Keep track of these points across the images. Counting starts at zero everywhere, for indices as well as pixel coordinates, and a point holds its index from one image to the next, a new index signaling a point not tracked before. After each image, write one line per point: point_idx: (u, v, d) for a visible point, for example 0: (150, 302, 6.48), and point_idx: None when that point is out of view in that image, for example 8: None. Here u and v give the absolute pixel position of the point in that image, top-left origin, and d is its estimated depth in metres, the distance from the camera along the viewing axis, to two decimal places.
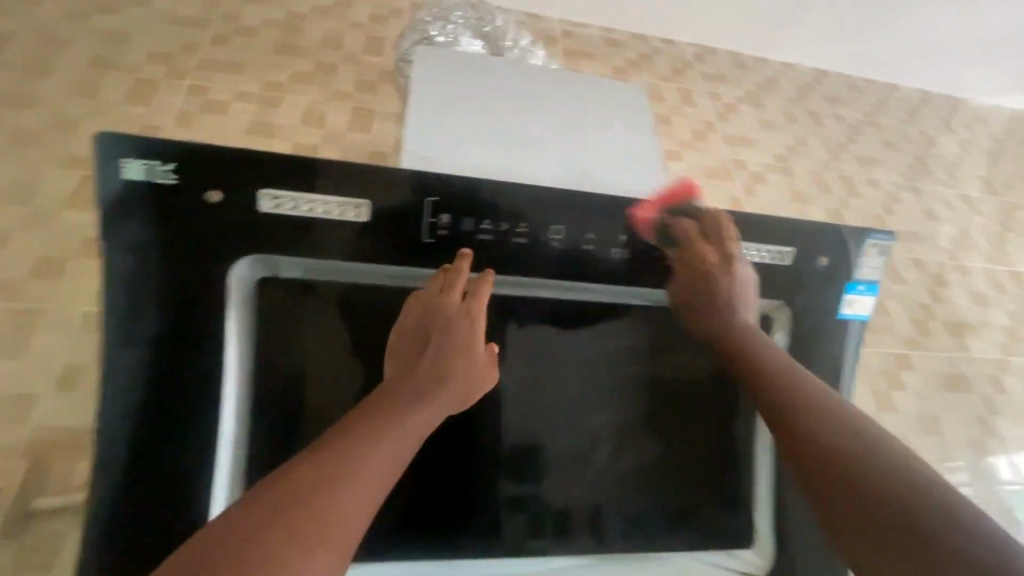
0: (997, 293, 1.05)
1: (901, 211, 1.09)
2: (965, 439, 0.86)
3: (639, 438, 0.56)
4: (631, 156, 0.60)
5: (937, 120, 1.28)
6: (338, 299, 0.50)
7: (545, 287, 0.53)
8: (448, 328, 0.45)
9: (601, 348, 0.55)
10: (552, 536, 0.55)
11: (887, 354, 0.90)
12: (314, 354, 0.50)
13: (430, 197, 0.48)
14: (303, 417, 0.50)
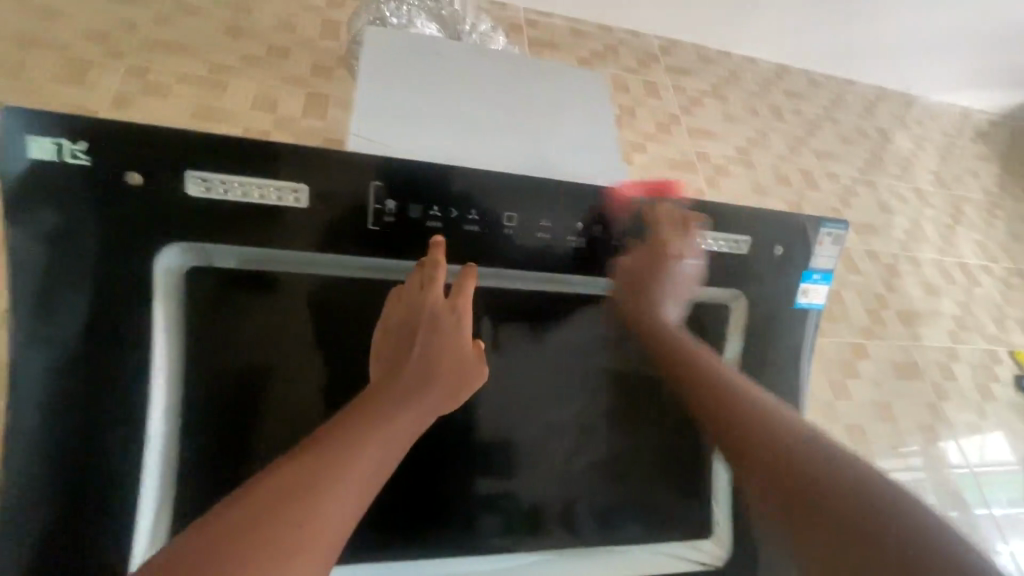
0: (946, 283, 1.09)
1: (858, 204, 1.12)
2: (915, 424, 0.88)
3: (601, 431, 0.55)
4: (584, 153, 0.58)
5: (891, 116, 1.32)
6: (298, 293, 0.47)
7: (497, 279, 0.51)
8: (435, 328, 0.45)
9: (576, 343, 0.54)
10: (523, 532, 0.54)
11: (843, 343, 0.92)
12: (267, 352, 0.47)
13: (376, 181, 0.46)
14: (254, 420, 0.47)
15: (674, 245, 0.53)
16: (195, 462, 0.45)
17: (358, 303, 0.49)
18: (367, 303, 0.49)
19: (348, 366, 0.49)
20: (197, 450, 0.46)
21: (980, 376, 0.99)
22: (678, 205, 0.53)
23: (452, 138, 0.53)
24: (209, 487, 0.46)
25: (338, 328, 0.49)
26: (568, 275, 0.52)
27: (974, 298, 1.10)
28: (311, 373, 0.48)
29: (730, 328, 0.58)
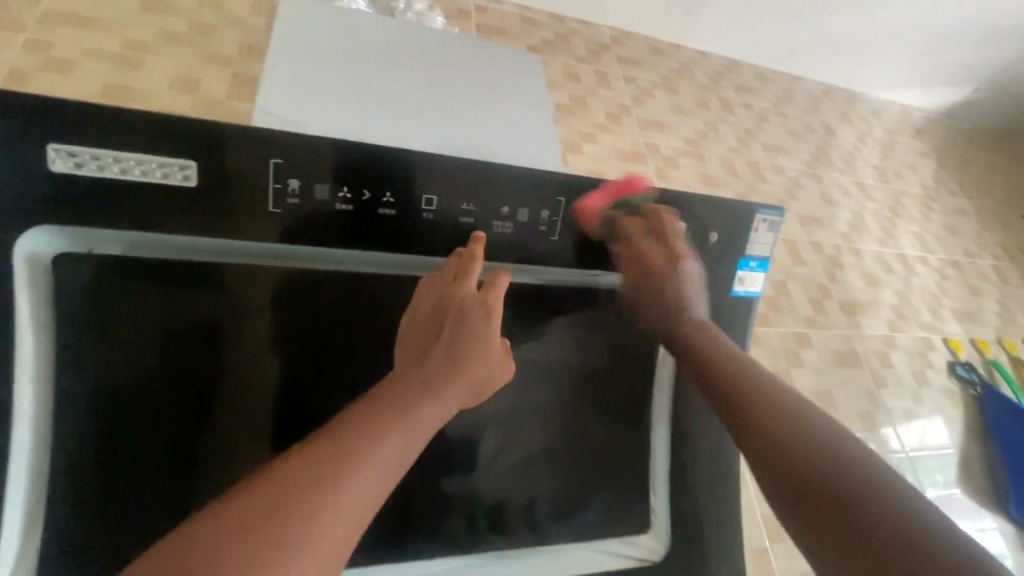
0: (886, 274, 1.12)
1: (803, 196, 1.14)
2: (856, 412, 0.90)
3: (546, 422, 0.55)
4: (509, 130, 0.57)
5: (836, 113, 1.35)
6: (255, 286, 0.47)
7: (428, 266, 0.51)
8: (462, 319, 0.44)
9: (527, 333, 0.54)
10: (488, 531, 0.52)
11: (787, 333, 0.92)
12: (218, 347, 0.46)
13: (273, 159, 0.44)
14: (197, 418, 0.45)
15: (606, 232, 0.53)
16: (124, 460, 0.43)
17: (314, 296, 0.49)
18: (309, 299, 0.49)
19: (303, 361, 0.49)
20: (136, 448, 0.44)
21: (916, 363, 1.02)
22: (601, 186, 0.53)
23: (372, 116, 0.51)
24: (130, 487, 0.43)
25: (294, 322, 0.49)
26: (546, 266, 0.53)
27: (912, 288, 1.14)
28: (238, 372, 0.47)
29: None
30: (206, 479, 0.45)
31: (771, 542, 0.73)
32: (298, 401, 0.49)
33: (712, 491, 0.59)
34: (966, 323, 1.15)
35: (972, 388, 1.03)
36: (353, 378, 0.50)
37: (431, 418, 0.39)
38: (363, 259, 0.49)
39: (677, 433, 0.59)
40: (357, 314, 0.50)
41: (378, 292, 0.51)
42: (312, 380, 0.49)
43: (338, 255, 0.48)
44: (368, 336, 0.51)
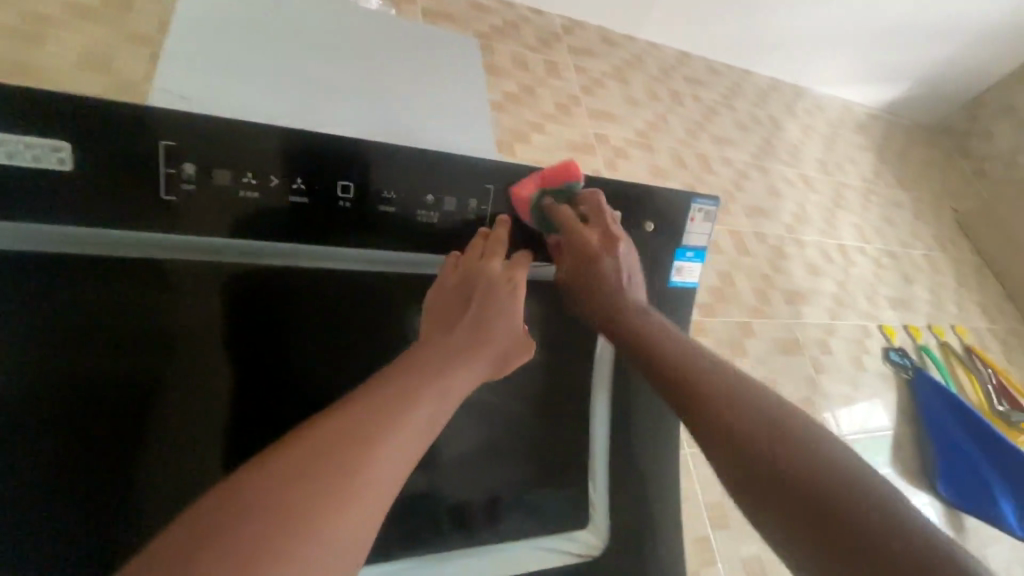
0: (827, 264, 1.16)
1: (749, 188, 1.16)
2: (795, 398, 0.93)
3: (488, 416, 0.53)
4: (426, 111, 0.58)
5: (782, 106, 1.37)
6: (189, 279, 0.44)
7: (369, 258, 0.49)
8: (490, 297, 0.46)
9: None
10: (449, 530, 0.51)
11: (732, 322, 0.94)
12: (151, 347, 0.42)
13: (165, 142, 0.41)
14: (146, 424, 0.41)
15: (536, 222, 0.53)
16: (65, 470, 0.39)
17: (256, 288, 0.46)
18: (263, 298, 0.46)
19: (248, 357, 0.45)
20: (66, 462, 0.39)
21: (854, 349, 1.06)
22: (533, 175, 0.52)
23: (279, 96, 0.51)
24: (59, 501, 0.39)
25: (237, 315, 0.45)
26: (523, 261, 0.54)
27: (851, 277, 1.18)
28: (205, 370, 0.44)
29: None
30: (154, 491, 0.41)
31: (713, 530, 0.74)
32: (249, 398, 0.45)
33: (651, 483, 0.59)
34: (900, 310, 1.20)
35: (904, 372, 1.09)
36: (306, 372, 0.47)
37: (439, 397, 0.38)
38: (294, 249, 0.47)
39: (615, 426, 0.58)
40: (302, 305, 0.47)
41: (321, 283, 0.48)
42: (263, 375, 0.45)
43: (264, 245, 0.46)
44: (316, 328, 0.48)
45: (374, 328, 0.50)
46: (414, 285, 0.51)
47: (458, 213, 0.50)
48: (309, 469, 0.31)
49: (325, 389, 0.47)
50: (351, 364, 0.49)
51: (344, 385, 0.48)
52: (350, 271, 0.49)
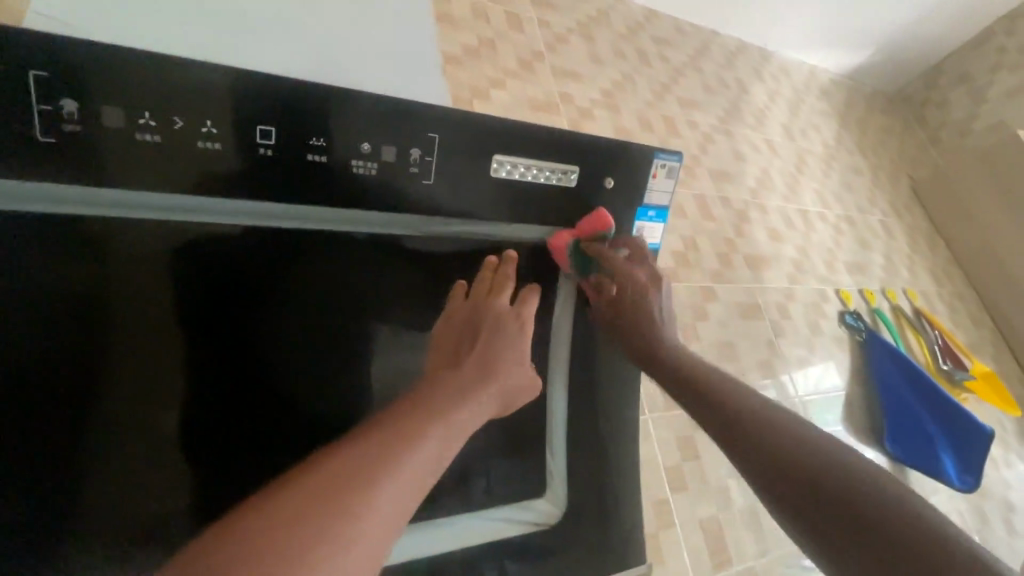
0: (788, 229, 1.16)
1: (714, 152, 1.14)
2: (754, 361, 0.94)
3: None
4: (353, 48, 0.54)
5: (749, 69, 1.35)
6: (139, 253, 0.39)
7: (328, 219, 0.44)
8: (499, 328, 0.49)
9: (425, 295, 0.49)
10: None
11: (694, 287, 0.93)
12: (105, 333, 0.38)
13: (36, 72, 0.34)
14: (128, 408, 0.39)
15: (491, 176, 0.47)
16: (37, 447, 0.36)
17: (220, 265, 0.41)
18: (246, 280, 0.42)
19: (217, 344, 0.41)
20: (41, 439, 0.36)
21: (812, 313, 1.08)
22: (488, 123, 0.46)
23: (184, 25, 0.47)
24: (22, 479, 0.36)
25: (204, 299, 0.41)
26: (481, 220, 0.49)
27: (812, 242, 1.19)
28: (189, 357, 0.40)
29: (562, 280, 0.55)
30: (122, 480, 0.39)
31: (672, 492, 0.75)
32: (221, 391, 0.42)
33: (609, 447, 0.58)
34: (856, 274, 1.23)
35: (857, 334, 1.11)
36: (292, 372, 0.44)
37: (442, 435, 0.38)
38: (243, 214, 0.41)
39: (573, 394, 0.57)
40: (272, 284, 0.43)
41: (288, 255, 0.43)
42: (236, 366, 0.42)
43: (199, 207, 0.40)
44: (290, 311, 0.44)
45: (347, 305, 0.46)
46: (380, 250, 0.46)
47: (398, 167, 0.45)
48: (324, 503, 0.31)
49: (302, 378, 0.45)
50: (313, 347, 0.45)
51: (320, 369, 0.45)
52: (302, 233, 0.43)
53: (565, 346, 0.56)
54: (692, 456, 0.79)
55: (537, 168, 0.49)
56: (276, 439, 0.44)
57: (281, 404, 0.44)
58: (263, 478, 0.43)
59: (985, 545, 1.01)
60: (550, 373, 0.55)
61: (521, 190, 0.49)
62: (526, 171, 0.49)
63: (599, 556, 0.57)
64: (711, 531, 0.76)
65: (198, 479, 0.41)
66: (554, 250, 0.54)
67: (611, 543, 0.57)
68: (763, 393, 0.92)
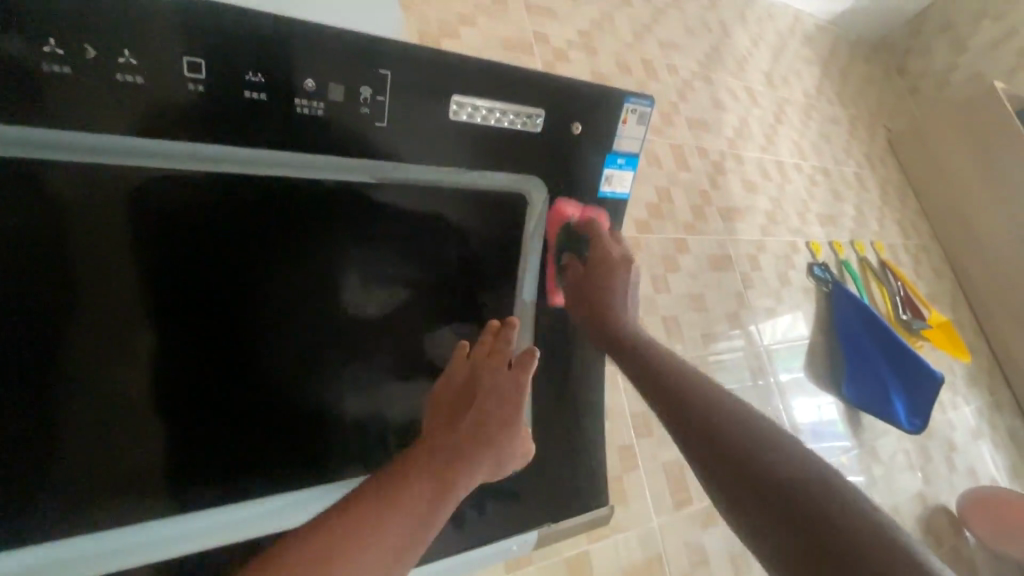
0: (763, 181, 1.16)
1: (694, 99, 1.11)
2: (723, 311, 0.95)
3: (405, 338, 0.50)
4: None
5: (734, 11, 1.30)
6: (115, 229, 0.37)
7: (297, 168, 0.41)
8: (490, 395, 0.47)
9: (397, 256, 0.48)
10: (360, 455, 0.49)
11: (667, 239, 0.93)
12: (90, 317, 0.37)
13: None
14: (112, 373, 0.38)
15: (450, 119, 0.45)
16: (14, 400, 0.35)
17: (211, 248, 0.40)
18: (232, 256, 0.41)
19: (205, 330, 0.40)
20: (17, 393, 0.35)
21: (782, 265, 1.09)
22: (445, 60, 0.43)
23: None
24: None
25: (195, 289, 0.39)
26: (450, 166, 0.47)
27: (786, 194, 1.19)
28: (175, 331, 0.39)
29: (528, 229, 0.53)
30: (101, 438, 0.38)
31: (637, 438, 0.78)
32: (209, 375, 0.41)
33: (574, 397, 0.59)
34: (828, 226, 1.24)
35: (824, 285, 1.13)
36: (279, 351, 0.44)
37: (441, 496, 0.42)
38: (221, 183, 0.39)
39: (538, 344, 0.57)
40: (259, 266, 0.42)
41: (276, 238, 0.42)
42: (225, 357, 0.41)
43: (172, 171, 0.38)
44: (278, 289, 0.43)
45: (329, 283, 0.45)
46: (349, 205, 0.44)
47: (347, 108, 0.41)
48: None
49: (289, 355, 0.44)
50: (297, 320, 0.44)
51: (304, 355, 0.45)
52: (274, 194, 0.41)
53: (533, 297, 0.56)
54: None
55: (500, 110, 0.46)
56: (261, 413, 0.44)
57: (267, 382, 0.43)
58: (246, 446, 0.43)
59: (926, 480, 1.09)
60: (512, 317, 0.55)
61: (483, 135, 0.46)
62: (489, 114, 0.46)
63: (561, 498, 0.59)
64: (673, 475, 0.79)
65: (184, 447, 0.41)
66: (521, 199, 0.51)
67: (573, 486, 0.60)
68: (731, 342, 0.94)
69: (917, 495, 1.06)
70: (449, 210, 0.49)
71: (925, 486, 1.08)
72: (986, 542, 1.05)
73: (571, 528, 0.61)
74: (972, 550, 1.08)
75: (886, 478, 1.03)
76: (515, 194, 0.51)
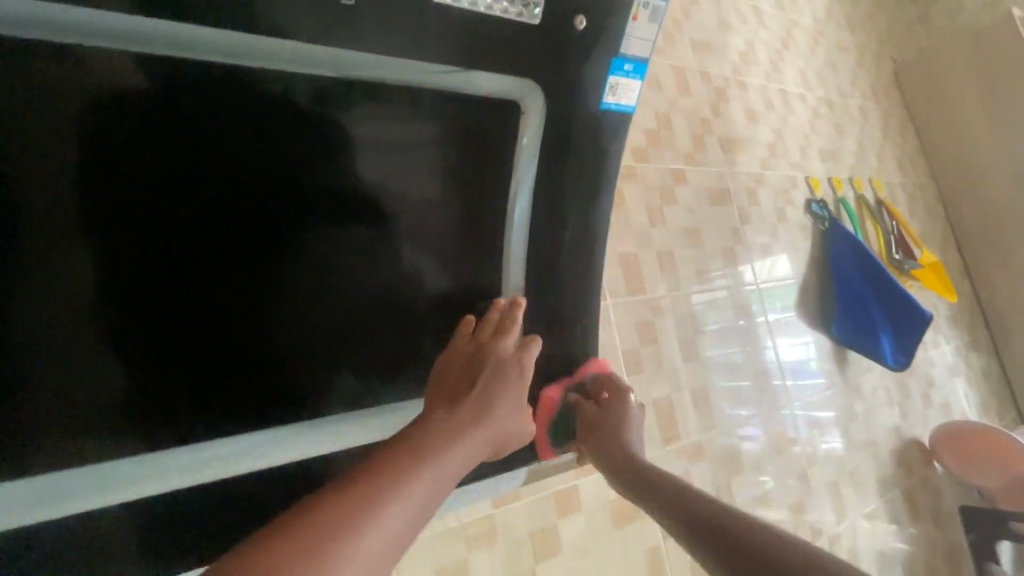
0: (765, 110, 1.09)
1: (699, 16, 1.01)
2: (718, 247, 0.92)
3: (388, 266, 0.45)
4: None
5: None
6: (77, 180, 0.32)
7: (256, 59, 0.35)
8: (500, 376, 0.45)
9: (384, 184, 0.43)
10: (342, 394, 0.45)
11: (665, 169, 0.87)
12: (69, 302, 0.33)
13: None
14: (97, 352, 0.34)
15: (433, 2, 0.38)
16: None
17: (202, 226, 0.36)
18: (223, 231, 0.37)
19: (200, 310, 0.37)
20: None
21: (780, 200, 1.05)
22: None
23: None
24: None
25: (189, 273, 0.36)
26: (437, 63, 0.40)
27: (788, 125, 1.13)
28: (165, 306, 0.36)
29: (519, 144, 0.47)
30: (71, 402, 0.34)
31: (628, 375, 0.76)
32: (201, 350, 0.38)
33: (565, 332, 0.57)
34: (828, 161, 1.19)
35: (820, 223, 1.09)
36: (273, 314, 0.40)
37: (438, 470, 0.36)
38: (199, 143, 0.35)
39: (531, 273, 0.53)
40: (250, 236, 0.38)
41: (268, 202, 0.38)
42: (220, 334, 0.38)
43: (144, 131, 0.33)
44: (270, 254, 0.39)
45: (323, 246, 0.41)
46: (325, 126, 0.39)
47: None
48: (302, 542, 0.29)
49: (284, 321, 0.41)
50: (289, 275, 0.40)
51: (308, 319, 0.42)
52: (256, 135, 0.37)
53: (526, 222, 0.51)
54: (651, 341, 0.80)
55: None
56: (252, 374, 0.40)
57: (259, 346, 0.40)
58: (231, 398, 0.39)
59: (902, 415, 1.12)
60: (504, 243, 0.51)
61: (471, 23, 0.40)
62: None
63: (551, 430, 0.58)
64: (662, 411, 0.79)
65: (171, 409, 0.37)
66: (511, 107, 0.46)
67: (562, 419, 0.59)
68: (719, 281, 0.91)
69: (894, 429, 1.09)
70: (435, 123, 0.43)
71: (901, 421, 1.11)
72: (955, 473, 1.10)
73: (561, 463, 0.61)
74: (940, 479, 1.13)
75: (865, 413, 1.05)
76: (509, 104, 0.45)
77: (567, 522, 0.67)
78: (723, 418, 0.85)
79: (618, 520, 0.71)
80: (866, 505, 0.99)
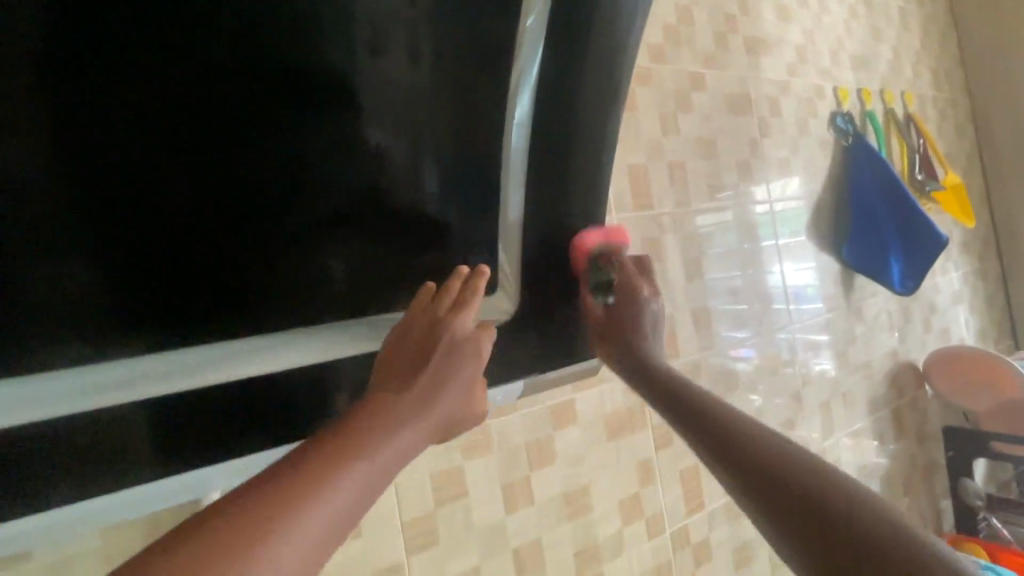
0: (799, 7, 0.98)
1: None
2: (732, 161, 0.86)
3: (382, 166, 0.40)
4: None
5: None
6: (71, 182, 0.30)
7: None
8: (454, 352, 0.42)
9: (381, 94, 0.38)
10: (337, 306, 0.42)
11: (681, 73, 0.80)
12: (69, 291, 0.31)
13: None
14: (104, 333, 0.33)
15: None
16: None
17: (202, 215, 0.34)
18: (221, 218, 0.35)
19: (203, 294, 0.36)
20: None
21: (802, 111, 0.97)
22: None
23: None
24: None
25: (192, 264, 0.35)
26: None
27: (821, 26, 1.03)
28: (167, 301, 0.35)
29: (524, 25, 0.42)
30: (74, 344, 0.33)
31: None
32: (202, 306, 0.36)
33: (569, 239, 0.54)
34: (860, 69, 1.09)
35: (844, 139, 1.03)
36: (271, 283, 0.38)
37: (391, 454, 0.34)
38: (191, 125, 0.33)
39: (537, 175, 0.48)
40: (250, 221, 0.36)
41: (265, 181, 0.36)
42: (222, 305, 0.37)
43: (132, 113, 0.31)
44: (269, 235, 0.37)
45: (321, 209, 0.39)
46: (310, 24, 0.34)
47: None
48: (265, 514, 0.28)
49: (282, 285, 0.39)
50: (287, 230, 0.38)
51: (310, 262, 0.39)
52: (247, 111, 0.34)
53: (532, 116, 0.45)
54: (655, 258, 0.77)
55: None
56: (250, 312, 0.38)
57: (258, 292, 0.38)
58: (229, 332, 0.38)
59: (901, 339, 1.12)
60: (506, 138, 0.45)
61: None
62: None
63: (551, 342, 0.56)
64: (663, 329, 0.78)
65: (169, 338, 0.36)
66: None
67: (562, 333, 0.57)
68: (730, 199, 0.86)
69: (890, 351, 1.10)
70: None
71: (899, 344, 1.11)
72: (945, 394, 1.12)
73: (564, 377, 0.60)
74: (928, 401, 1.16)
75: (865, 335, 1.05)
76: None
77: (562, 434, 0.68)
78: (722, 338, 0.85)
79: (612, 432, 0.73)
80: (854, 424, 1.02)
